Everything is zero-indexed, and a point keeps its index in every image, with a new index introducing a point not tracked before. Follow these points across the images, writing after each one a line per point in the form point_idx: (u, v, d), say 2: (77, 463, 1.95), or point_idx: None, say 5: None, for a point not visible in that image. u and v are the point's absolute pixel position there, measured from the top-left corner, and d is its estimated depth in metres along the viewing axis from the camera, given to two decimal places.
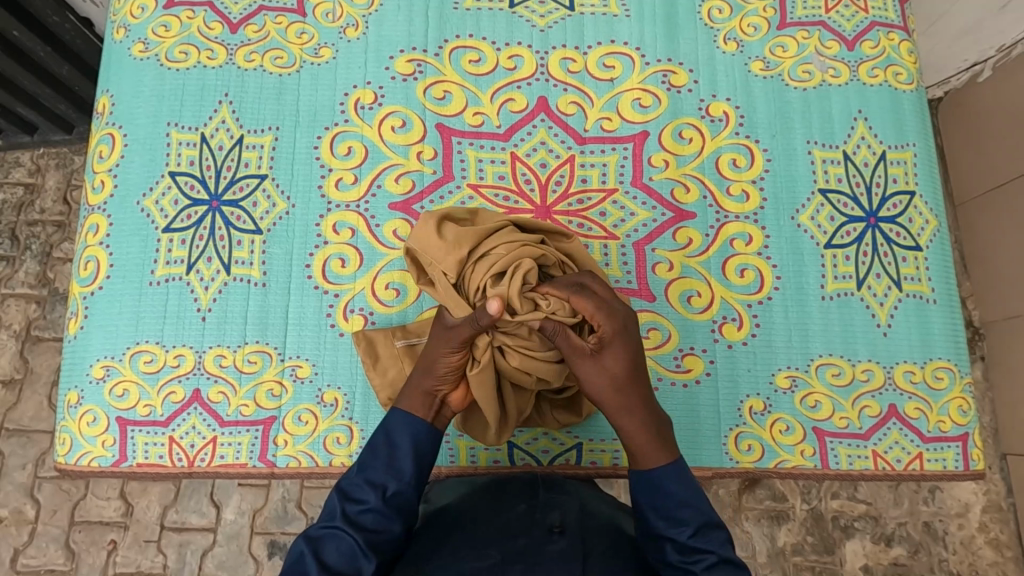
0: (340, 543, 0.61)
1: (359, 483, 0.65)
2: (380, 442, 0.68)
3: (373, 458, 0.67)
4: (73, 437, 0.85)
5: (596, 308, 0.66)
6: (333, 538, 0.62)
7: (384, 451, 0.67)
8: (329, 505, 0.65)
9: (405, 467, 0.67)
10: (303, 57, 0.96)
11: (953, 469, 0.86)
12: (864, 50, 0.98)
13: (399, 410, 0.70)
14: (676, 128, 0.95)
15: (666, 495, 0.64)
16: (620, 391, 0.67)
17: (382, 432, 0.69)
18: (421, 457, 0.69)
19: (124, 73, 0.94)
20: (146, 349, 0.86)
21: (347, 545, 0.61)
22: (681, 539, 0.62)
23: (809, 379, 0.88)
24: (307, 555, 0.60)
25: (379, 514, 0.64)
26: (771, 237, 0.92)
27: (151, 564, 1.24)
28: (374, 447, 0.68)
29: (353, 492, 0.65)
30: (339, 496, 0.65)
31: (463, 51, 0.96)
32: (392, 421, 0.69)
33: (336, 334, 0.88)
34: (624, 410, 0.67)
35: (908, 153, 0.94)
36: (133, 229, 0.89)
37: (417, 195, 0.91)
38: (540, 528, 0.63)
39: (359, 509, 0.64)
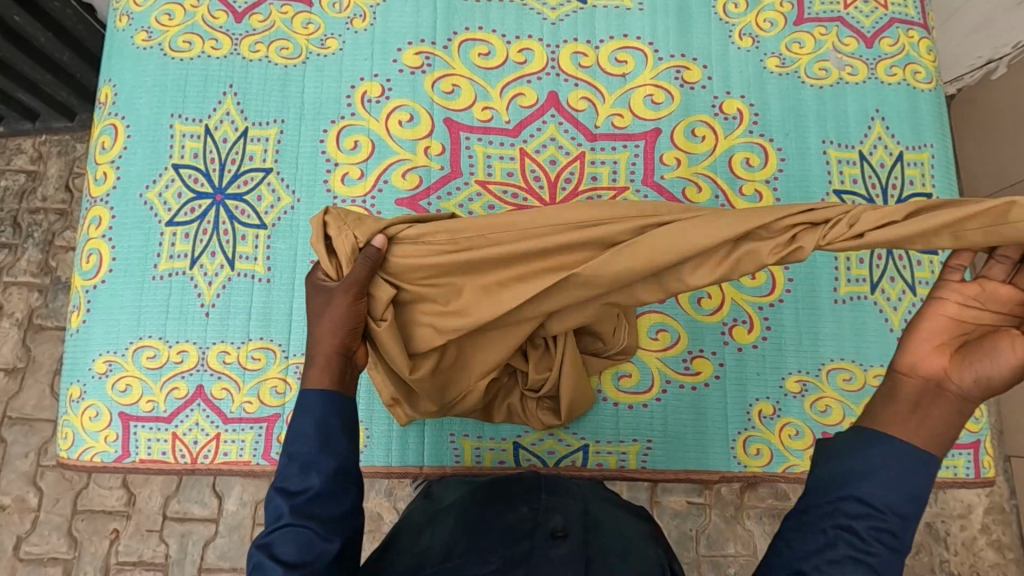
0: (294, 536, 0.54)
1: (293, 472, 0.57)
2: (309, 426, 0.59)
3: (300, 441, 0.58)
4: (75, 431, 0.84)
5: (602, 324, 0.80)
6: (283, 535, 0.54)
7: (312, 428, 0.59)
8: (271, 505, 0.56)
9: (336, 439, 0.59)
10: (309, 48, 0.94)
11: (964, 476, 0.85)
12: (883, 48, 0.95)
13: (316, 389, 0.61)
14: (688, 125, 0.93)
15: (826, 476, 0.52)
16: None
17: (307, 414, 0.59)
18: (346, 417, 0.61)
19: (126, 63, 0.92)
20: (149, 344, 0.85)
21: (303, 536, 0.54)
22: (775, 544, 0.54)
23: (819, 384, 0.87)
24: (265, 561, 0.53)
25: (327, 495, 0.57)
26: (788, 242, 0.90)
27: (154, 554, 1.24)
28: (301, 433, 0.59)
29: (289, 483, 0.56)
30: (278, 494, 0.56)
31: (473, 44, 0.94)
32: (308, 402, 0.60)
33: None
34: None
35: (926, 154, 0.92)
36: (136, 222, 0.88)
37: (424, 191, 0.90)
38: (543, 532, 0.63)
39: (305, 498, 0.56)
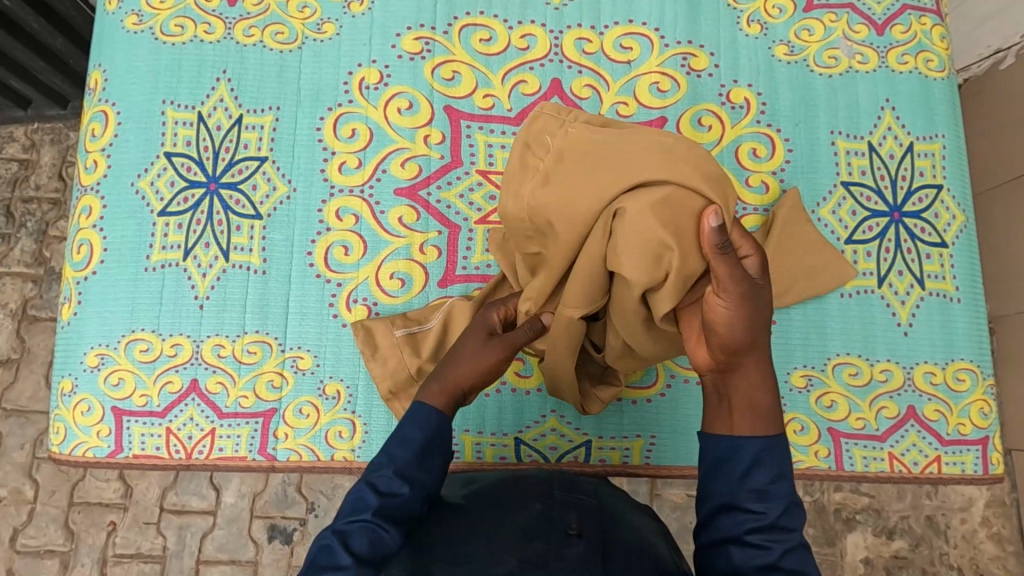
0: None
1: (393, 474, 0.61)
2: (415, 437, 0.64)
3: (400, 446, 0.63)
4: (67, 426, 0.82)
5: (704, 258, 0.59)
6: None
7: (419, 436, 0.64)
8: None
9: (432, 460, 0.64)
10: (305, 33, 0.91)
11: (972, 473, 0.84)
12: (894, 35, 0.93)
13: (425, 406, 0.67)
14: (695, 114, 0.91)
15: (729, 461, 0.56)
16: (754, 330, 0.57)
17: (410, 423, 0.65)
18: (447, 446, 0.66)
19: (117, 47, 0.90)
20: (141, 337, 0.83)
21: None
22: (771, 517, 0.54)
23: (825, 378, 0.85)
24: (337, 547, 0.57)
25: (412, 506, 0.61)
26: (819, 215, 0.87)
27: (151, 546, 1.23)
28: None
29: (383, 483, 0.61)
30: (369, 488, 0.61)
31: (474, 29, 0.91)
32: (417, 413, 0.66)
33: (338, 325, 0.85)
34: (758, 362, 0.59)
35: (937, 145, 0.90)
36: (128, 212, 0.86)
37: (423, 180, 0.88)
38: (557, 530, 0.60)
39: None
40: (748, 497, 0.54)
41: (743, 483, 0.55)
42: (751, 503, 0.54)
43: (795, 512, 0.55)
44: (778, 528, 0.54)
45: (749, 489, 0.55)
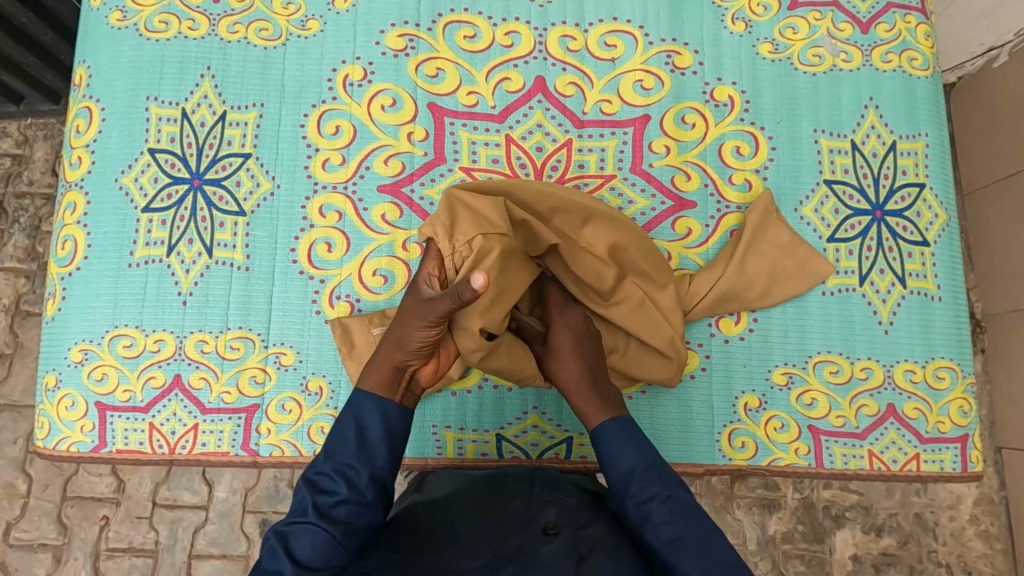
0: (313, 538, 0.58)
1: (329, 472, 0.63)
2: (349, 430, 0.66)
3: (341, 443, 0.65)
4: (51, 421, 0.83)
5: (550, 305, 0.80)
6: (304, 532, 0.59)
7: (352, 435, 0.65)
8: (299, 498, 0.62)
9: (378, 455, 0.65)
10: (290, 29, 0.91)
11: (951, 471, 0.84)
12: (879, 34, 0.93)
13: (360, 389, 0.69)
14: (678, 112, 0.91)
15: (617, 459, 0.67)
16: (578, 361, 0.76)
17: (350, 416, 0.67)
18: (394, 443, 0.66)
19: (101, 43, 0.90)
20: (125, 332, 0.83)
21: (321, 540, 0.58)
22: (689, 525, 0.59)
23: (805, 376, 0.86)
24: (279, 549, 0.58)
25: (355, 507, 0.61)
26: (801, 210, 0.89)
27: (143, 540, 1.23)
28: (341, 434, 0.66)
29: (323, 482, 0.62)
30: (308, 488, 0.62)
31: (458, 26, 0.91)
32: (358, 403, 0.67)
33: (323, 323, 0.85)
34: (593, 398, 0.73)
35: (920, 144, 0.90)
36: (112, 207, 0.86)
37: (407, 177, 0.88)
38: (535, 528, 0.62)
39: (330, 501, 0.61)
40: (631, 505, 0.64)
41: (627, 485, 0.65)
42: (636, 496, 0.64)
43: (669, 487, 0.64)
44: (647, 498, 0.64)
45: (632, 483, 0.65)
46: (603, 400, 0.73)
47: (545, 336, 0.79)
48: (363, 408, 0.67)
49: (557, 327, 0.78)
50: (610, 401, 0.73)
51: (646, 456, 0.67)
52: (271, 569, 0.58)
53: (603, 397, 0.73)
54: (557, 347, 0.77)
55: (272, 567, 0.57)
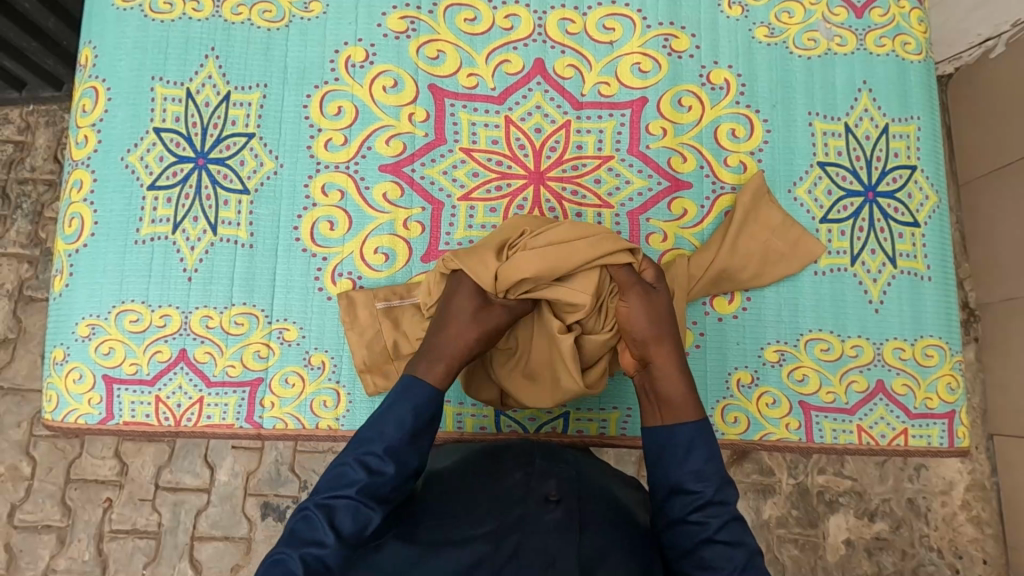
0: (355, 511, 0.62)
1: (383, 453, 0.64)
2: (405, 414, 0.66)
3: (392, 427, 0.66)
4: (59, 394, 0.85)
5: (624, 266, 0.75)
6: (347, 506, 0.62)
7: (409, 422, 0.66)
8: (340, 472, 0.64)
9: (423, 439, 0.67)
10: (292, 12, 0.92)
11: (937, 446, 0.86)
12: (873, 18, 0.94)
13: (423, 384, 0.69)
14: (675, 95, 0.92)
15: (693, 450, 0.66)
16: (663, 328, 0.74)
17: (406, 403, 0.67)
18: (436, 427, 0.69)
19: (106, 24, 0.91)
20: (131, 308, 0.85)
21: (365, 512, 0.62)
22: (708, 495, 0.64)
23: (797, 354, 0.87)
24: (322, 522, 0.61)
25: (397, 488, 0.64)
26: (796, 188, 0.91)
27: (147, 522, 1.25)
28: (397, 420, 0.66)
29: (372, 461, 0.64)
30: (359, 465, 0.64)
31: (458, 9, 0.93)
32: (415, 392, 0.68)
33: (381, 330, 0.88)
34: (671, 359, 0.72)
35: (912, 127, 0.92)
36: (117, 185, 0.87)
37: (408, 157, 0.90)
38: (536, 496, 0.64)
39: (377, 478, 0.63)
40: (688, 479, 0.65)
41: (683, 467, 0.66)
42: (691, 483, 0.65)
43: (730, 489, 0.66)
44: (715, 504, 0.64)
45: (688, 471, 0.65)
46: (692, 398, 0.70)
47: (621, 297, 0.75)
48: (400, 390, 0.68)
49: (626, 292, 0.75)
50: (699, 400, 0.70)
51: (719, 462, 0.67)
52: (311, 538, 0.60)
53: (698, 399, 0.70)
54: (630, 310, 0.74)
55: (313, 537, 0.60)
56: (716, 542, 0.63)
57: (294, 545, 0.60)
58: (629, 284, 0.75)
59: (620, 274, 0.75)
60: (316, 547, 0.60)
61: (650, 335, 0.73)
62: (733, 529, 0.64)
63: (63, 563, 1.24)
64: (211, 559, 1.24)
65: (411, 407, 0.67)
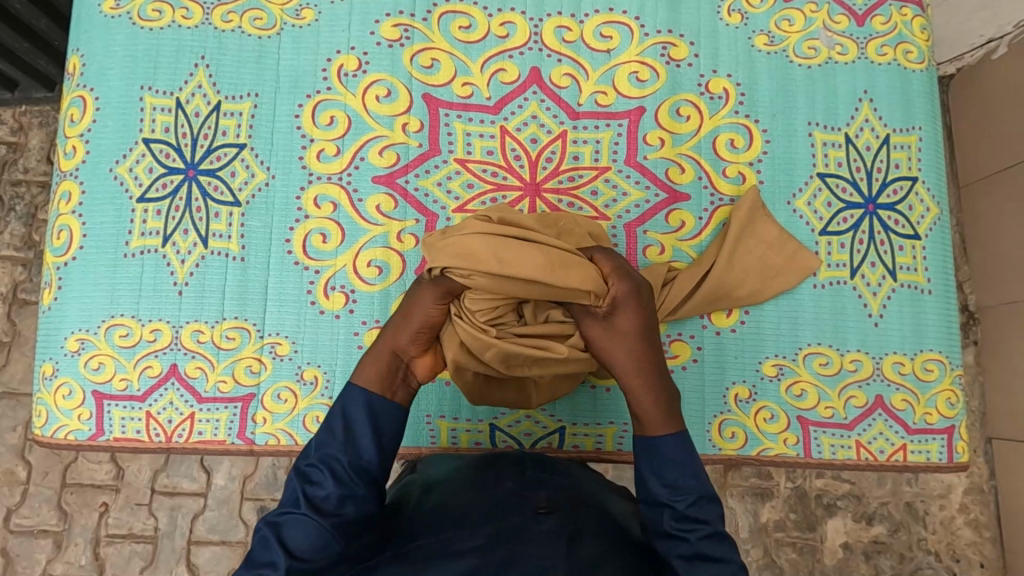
0: (304, 528, 0.60)
1: (317, 463, 0.63)
2: (337, 424, 0.66)
3: (330, 438, 0.65)
4: (49, 409, 0.84)
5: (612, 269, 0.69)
6: (293, 523, 0.60)
7: (339, 431, 0.65)
8: (291, 491, 0.62)
9: (363, 443, 0.65)
10: (284, 19, 0.91)
11: (937, 461, 0.86)
12: (875, 26, 0.93)
13: (354, 384, 0.68)
14: (673, 104, 0.91)
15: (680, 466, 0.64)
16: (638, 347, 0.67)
17: (337, 412, 0.67)
18: (380, 431, 0.67)
19: (95, 32, 0.89)
20: (121, 322, 0.84)
21: (312, 529, 0.60)
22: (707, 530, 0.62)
23: (796, 368, 0.87)
24: (272, 540, 0.59)
25: (353, 501, 0.62)
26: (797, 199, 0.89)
27: (143, 527, 1.25)
28: (331, 428, 0.66)
29: (313, 474, 0.63)
30: (298, 478, 0.63)
31: (453, 16, 0.91)
32: (349, 396, 0.67)
33: None
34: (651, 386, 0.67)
35: (914, 137, 0.91)
36: (107, 197, 0.86)
37: (402, 168, 0.88)
38: (528, 508, 0.63)
39: (318, 492, 0.62)
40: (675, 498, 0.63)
41: (664, 482, 0.63)
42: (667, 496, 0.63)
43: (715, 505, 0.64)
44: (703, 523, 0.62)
45: (681, 486, 0.64)
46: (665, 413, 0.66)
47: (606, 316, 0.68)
48: (351, 402, 0.67)
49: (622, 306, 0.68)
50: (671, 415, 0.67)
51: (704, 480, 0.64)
52: (264, 560, 0.59)
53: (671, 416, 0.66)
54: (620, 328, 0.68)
55: (266, 557, 0.59)
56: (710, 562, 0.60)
57: (250, 568, 0.59)
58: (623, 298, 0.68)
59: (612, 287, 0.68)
60: (269, 568, 0.58)
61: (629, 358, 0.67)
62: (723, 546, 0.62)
63: (60, 567, 1.24)
64: (208, 563, 1.24)
65: (340, 415, 0.67)
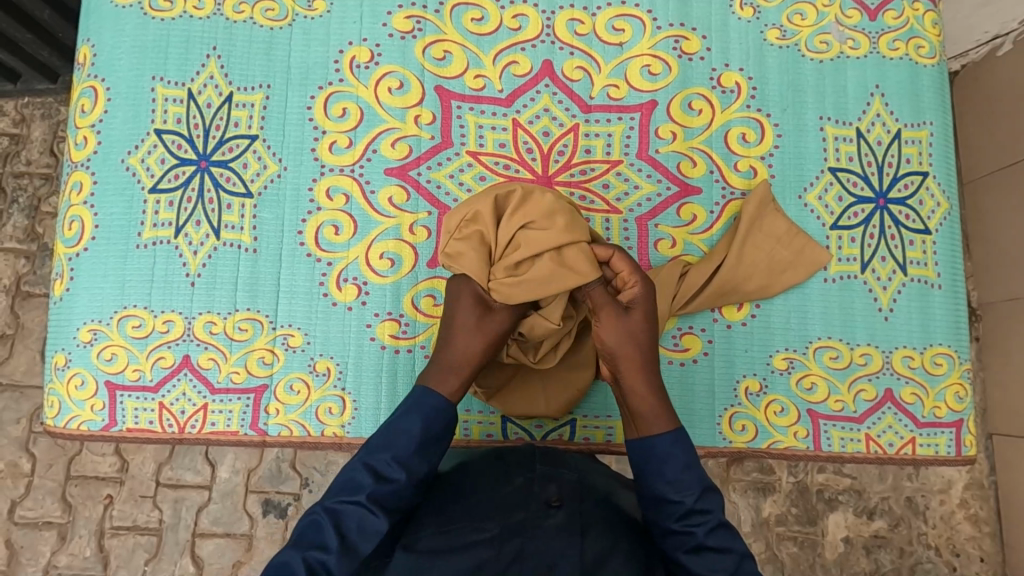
0: (361, 520, 0.61)
1: (392, 460, 0.64)
2: (415, 425, 0.67)
3: (404, 437, 0.66)
4: (61, 400, 0.84)
5: (631, 272, 0.73)
6: (353, 513, 0.61)
7: (416, 432, 0.66)
8: (355, 478, 0.63)
9: (432, 450, 0.67)
10: (295, 10, 0.90)
11: (945, 454, 0.86)
12: (886, 21, 0.93)
13: (422, 386, 0.70)
14: (685, 98, 0.91)
15: (665, 463, 0.65)
16: (640, 349, 0.71)
17: (417, 413, 0.67)
18: (444, 443, 0.69)
19: (105, 22, 0.89)
20: (133, 313, 0.84)
21: (369, 522, 0.61)
22: (700, 536, 0.61)
23: (805, 361, 0.87)
24: (328, 526, 0.60)
25: (401, 497, 0.64)
26: (808, 192, 0.90)
27: (148, 519, 1.25)
28: (405, 428, 0.67)
29: (384, 468, 0.64)
30: (369, 472, 0.63)
31: (465, 8, 0.91)
32: (424, 400, 0.68)
33: (390, 353, 0.85)
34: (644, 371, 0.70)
35: (924, 132, 0.91)
36: (118, 188, 0.86)
37: (413, 161, 0.88)
38: (538, 502, 0.63)
39: (388, 489, 0.63)
40: (666, 490, 0.63)
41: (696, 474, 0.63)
42: (670, 493, 0.63)
43: (711, 496, 0.64)
44: (698, 512, 0.62)
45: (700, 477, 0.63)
46: (662, 409, 0.68)
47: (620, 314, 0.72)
48: (419, 405, 0.68)
49: (637, 306, 0.73)
50: (668, 410, 0.68)
51: (699, 468, 0.64)
52: (315, 542, 0.59)
53: (670, 412, 0.68)
54: (629, 328, 0.71)
55: (317, 541, 0.60)
56: (705, 549, 0.61)
57: (297, 547, 0.59)
58: (637, 300, 0.73)
59: (633, 289, 0.74)
60: (317, 552, 0.59)
61: (631, 355, 0.70)
62: (720, 535, 0.62)
63: (65, 559, 1.24)
64: (212, 555, 1.24)
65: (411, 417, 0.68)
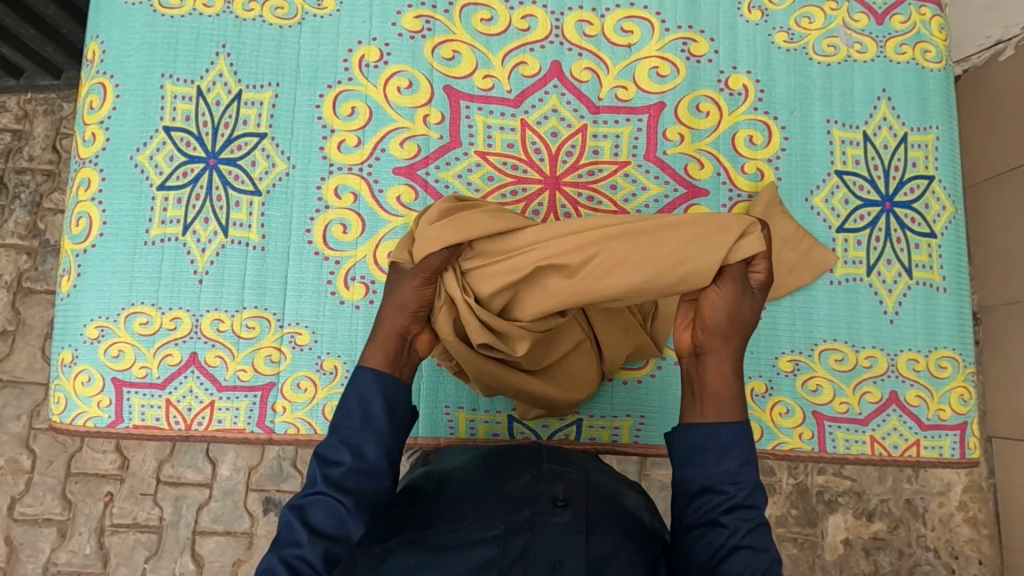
0: (327, 508, 0.61)
1: (337, 445, 0.63)
2: (353, 405, 0.65)
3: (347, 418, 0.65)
4: (67, 396, 0.84)
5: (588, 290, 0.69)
6: (317, 504, 0.61)
7: (357, 412, 0.65)
8: (310, 471, 0.63)
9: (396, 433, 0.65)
10: (304, 9, 0.90)
11: (949, 457, 0.87)
12: (894, 25, 0.93)
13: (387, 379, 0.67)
14: (692, 100, 0.91)
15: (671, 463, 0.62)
16: None
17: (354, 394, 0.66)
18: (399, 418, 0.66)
19: (115, 19, 0.89)
20: (141, 310, 0.84)
21: (333, 509, 0.61)
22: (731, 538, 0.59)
23: (811, 363, 0.87)
24: (297, 522, 0.60)
25: (365, 479, 0.62)
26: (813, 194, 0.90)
27: (148, 517, 1.25)
28: (347, 409, 0.65)
29: (331, 455, 0.63)
30: (318, 461, 0.63)
31: (475, 9, 0.91)
32: (362, 378, 0.66)
33: None
34: None
35: (930, 136, 0.91)
36: (126, 184, 0.86)
37: (422, 160, 0.88)
38: (544, 499, 0.63)
39: (339, 471, 0.62)
40: None
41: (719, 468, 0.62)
42: None
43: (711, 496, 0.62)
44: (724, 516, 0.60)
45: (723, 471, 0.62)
46: None
47: None
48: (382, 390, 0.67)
49: None
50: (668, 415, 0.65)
51: (701, 473, 0.62)
52: (289, 541, 0.60)
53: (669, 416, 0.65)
54: None
55: (292, 540, 0.60)
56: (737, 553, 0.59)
57: (275, 549, 0.60)
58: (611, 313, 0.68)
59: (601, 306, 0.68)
60: (293, 548, 0.59)
61: None
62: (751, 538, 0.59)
63: (64, 556, 1.24)
64: (212, 553, 1.24)
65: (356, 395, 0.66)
